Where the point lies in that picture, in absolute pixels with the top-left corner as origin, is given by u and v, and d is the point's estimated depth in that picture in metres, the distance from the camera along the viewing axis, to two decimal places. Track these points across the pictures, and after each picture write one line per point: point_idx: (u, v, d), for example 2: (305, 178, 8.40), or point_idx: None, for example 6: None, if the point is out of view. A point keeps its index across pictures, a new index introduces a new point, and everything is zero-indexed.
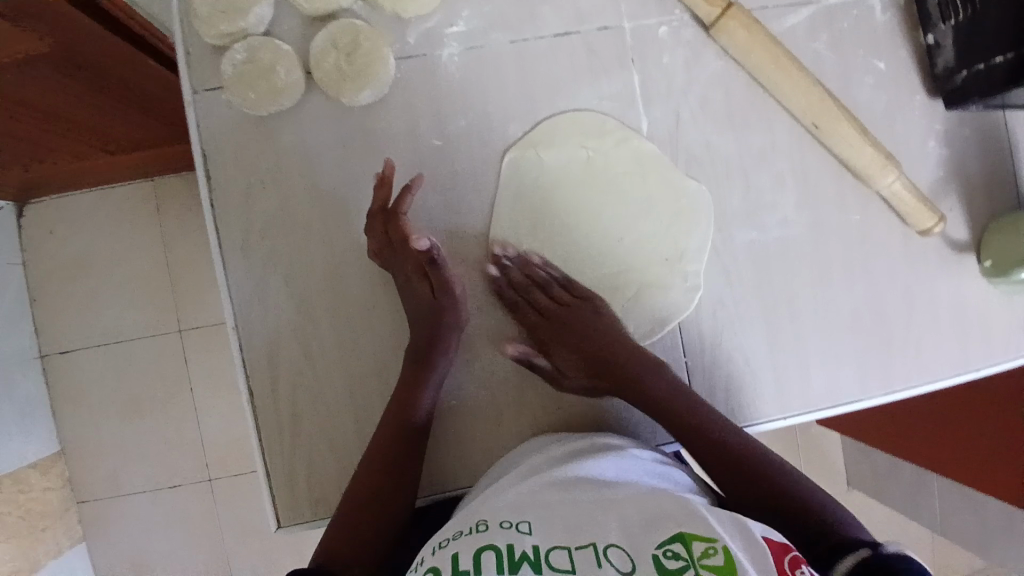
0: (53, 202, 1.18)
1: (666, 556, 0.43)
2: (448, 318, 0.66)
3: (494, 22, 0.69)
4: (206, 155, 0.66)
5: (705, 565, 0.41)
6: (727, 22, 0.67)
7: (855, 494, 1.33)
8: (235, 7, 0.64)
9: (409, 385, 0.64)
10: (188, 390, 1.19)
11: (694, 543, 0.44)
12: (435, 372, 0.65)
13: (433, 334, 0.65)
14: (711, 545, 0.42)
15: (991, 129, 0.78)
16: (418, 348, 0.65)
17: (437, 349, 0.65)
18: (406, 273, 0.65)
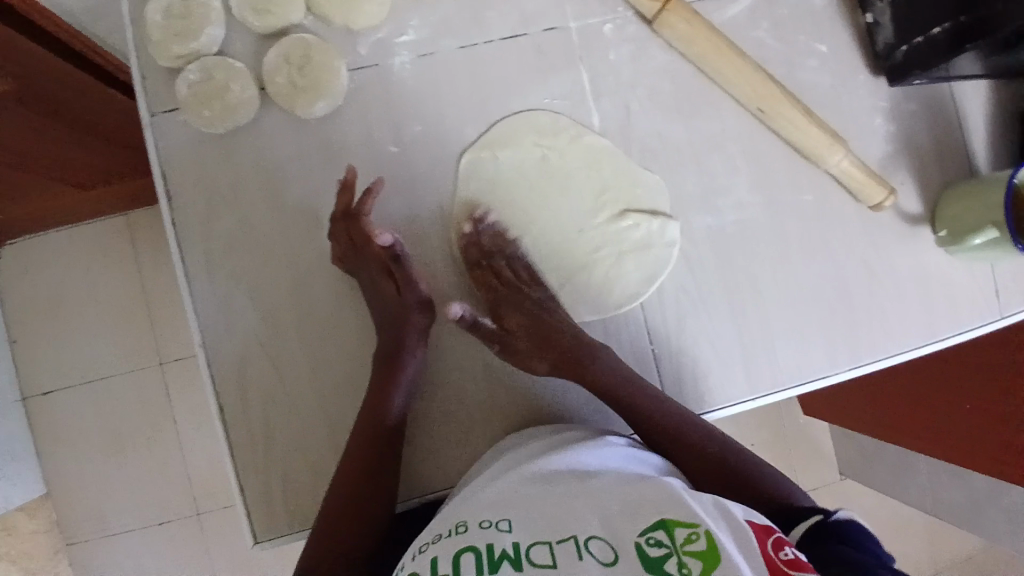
0: (27, 242, 1.21)
1: (649, 544, 0.44)
2: (413, 317, 0.66)
3: (443, 29, 0.70)
4: (167, 176, 0.67)
5: (689, 551, 0.42)
6: (669, 15, 0.70)
7: (848, 481, 1.33)
8: (187, 30, 0.64)
9: (380, 387, 0.64)
10: (172, 424, 1.22)
11: (676, 530, 0.45)
12: (406, 370, 0.65)
13: (400, 335, 0.65)
14: (695, 532, 0.44)
15: (937, 102, 0.81)
16: (387, 349, 0.65)
17: (406, 348, 0.65)
18: (372, 273, 0.66)
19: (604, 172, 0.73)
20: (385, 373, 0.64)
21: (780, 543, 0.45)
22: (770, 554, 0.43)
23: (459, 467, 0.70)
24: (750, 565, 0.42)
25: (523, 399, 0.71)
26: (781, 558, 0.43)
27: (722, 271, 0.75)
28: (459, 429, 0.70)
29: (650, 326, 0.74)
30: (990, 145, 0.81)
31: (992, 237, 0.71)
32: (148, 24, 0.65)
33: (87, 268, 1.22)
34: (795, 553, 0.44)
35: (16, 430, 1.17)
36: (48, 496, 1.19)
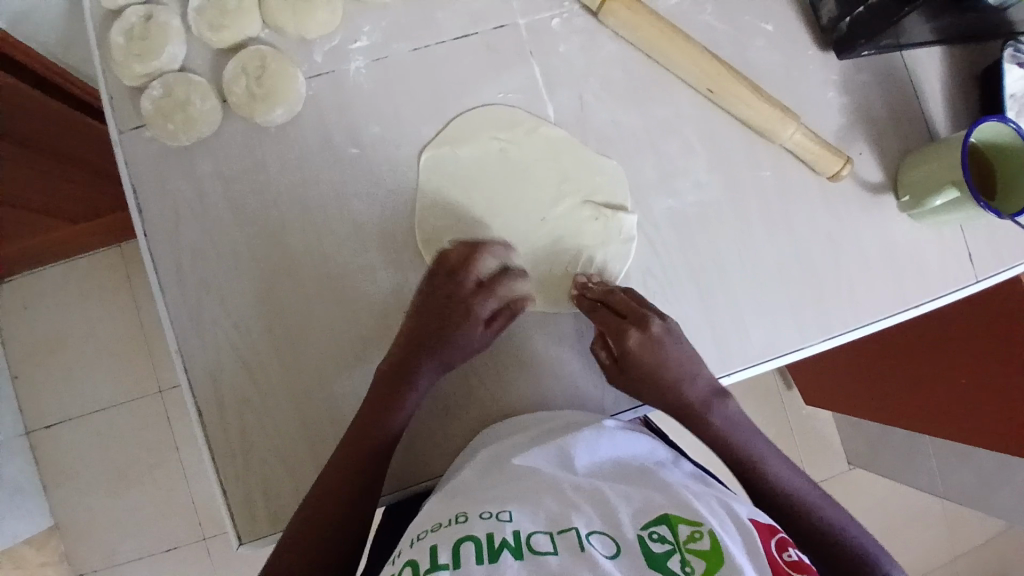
0: (23, 279, 1.24)
1: (652, 538, 0.46)
2: (450, 337, 0.68)
3: (395, 34, 0.73)
4: (137, 190, 0.69)
5: (692, 549, 0.44)
6: (611, 5, 0.73)
7: (855, 469, 1.30)
8: (148, 49, 0.67)
9: (381, 401, 0.65)
10: (175, 453, 1.26)
11: (678, 526, 0.47)
12: (415, 392, 0.66)
13: (424, 353, 0.67)
14: (698, 531, 0.46)
15: (890, 71, 0.82)
16: (401, 366, 0.66)
17: (421, 368, 0.67)
18: (434, 278, 0.69)
19: (561, 164, 0.75)
20: (391, 388, 0.65)
21: (784, 543, 0.48)
22: (772, 553, 0.46)
23: (437, 461, 0.71)
24: (752, 563, 0.44)
25: (496, 391, 0.72)
26: (783, 558, 0.46)
27: (685, 251, 0.76)
28: (435, 424, 0.71)
29: None
30: (947, 108, 0.82)
31: (953, 197, 0.72)
32: (113, 48, 0.68)
33: (83, 301, 1.26)
34: (797, 555, 0.47)
35: (21, 464, 1.20)
36: (56, 528, 1.22)
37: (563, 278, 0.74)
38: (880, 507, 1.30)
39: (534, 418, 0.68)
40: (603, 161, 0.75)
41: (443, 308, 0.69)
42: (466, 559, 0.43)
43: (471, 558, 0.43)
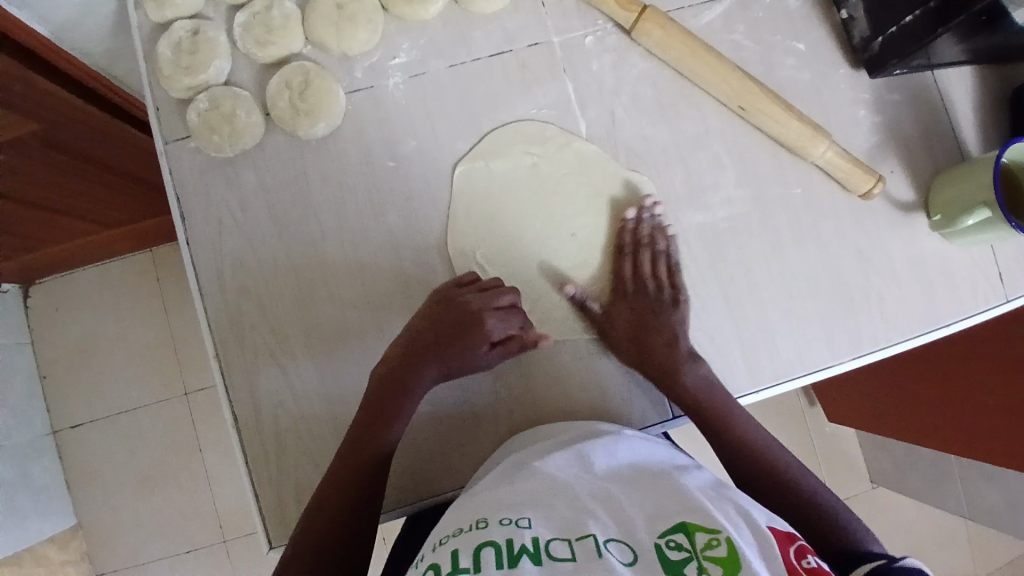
0: (57, 282, 1.28)
1: (669, 546, 0.45)
2: (444, 353, 0.68)
3: (432, 51, 0.75)
4: (180, 197, 0.71)
5: (708, 555, 0.43)
6: (644, 24, 0.74)
7: (880, 491, 1.28)
8: (196, 63, 0.70)
9: (387, 417, 0.64)
10: (199, 457, 1.28)
11: (696, 534, 0.46)
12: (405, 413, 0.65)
13: (415, 370, 0.66)
14: (715, 538, 0.46)
15: (921, 90, 0.82)
16: (389, 386, 0.65)
17: (411, 390, 0.66)
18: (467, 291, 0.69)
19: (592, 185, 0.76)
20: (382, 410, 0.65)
21: (802, 550, 0.48)
22: (789, 559, 0.45)
23: (464, 469, 0.71)
24: (769, 568, 0.43)
25: (524, 401, 0.73)
26: (800, 564, 0.45)
27: (715, 265, 0.76)
28: (462, 434, 0.72)
29: None
30: (979, 128, 0.82)
31: (985, 217, 0.72)
32: (161, 60, 0.71)
33: (115, 306, 1.29)
34: (816, 562, 0.46)
35: (48, 464, 1.23)
36: (78, 527, 1.24)
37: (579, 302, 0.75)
38: (906, 531, 1.27)
39: (562, 428, 0.68)
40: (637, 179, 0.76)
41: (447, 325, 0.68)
42: (486, 564, 0.44)
43: (490, 565, 0.44)
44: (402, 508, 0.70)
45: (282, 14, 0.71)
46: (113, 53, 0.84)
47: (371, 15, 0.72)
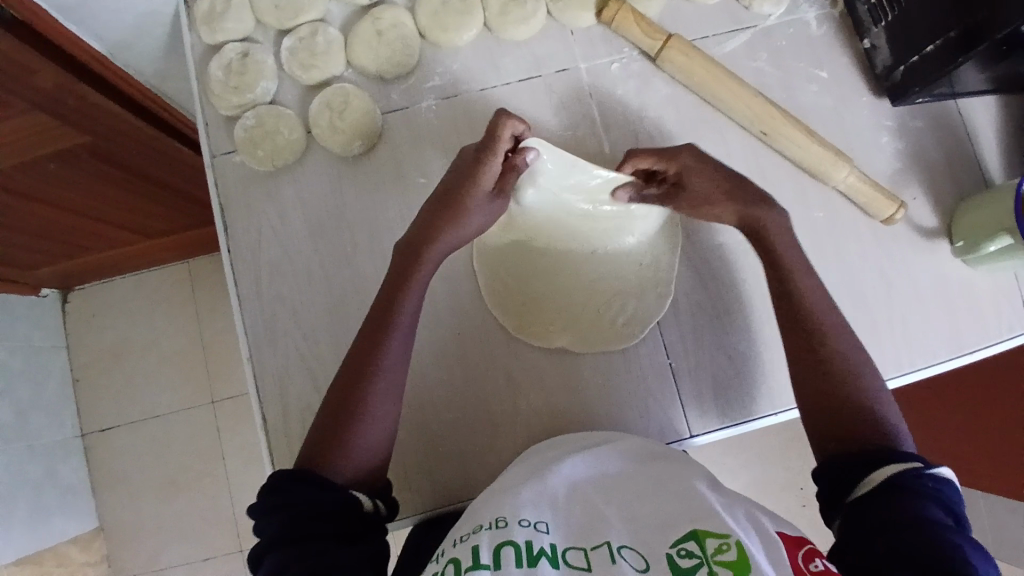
0: (96, 288, 1.34)
1: (681, 555, 0.48)
2: (410, 284, 0.64)
3: (465, 75, 0.79)
4: (223, 207, 0.75)
5: (719, 560, 0.46)
6: (669, 51, 0.77)
7: None
8: (244, 83, 0.75)
9: (398, 281, 0.64)
10: (222, 464, 1.31)
11: (707, 540, 0.48)
12: (384, 400, 0.60)
13: (376, 347, 0.61)
14: (726, 543, 0.48)
15: (944, 117, 0.83)
16: (356, 373, 0.60)
17: (378, 363, 0.60)
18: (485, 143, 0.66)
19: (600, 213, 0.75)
20: (350, 404, 0.59)
21: (811, 555, 0.48)
22: (797, 564, 0.47)
23: (483, 478, 0.73)
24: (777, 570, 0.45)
25: (543, 412, 0.75)
26: (809, 569, 0.46)
27: (736, 285, 0.78)
28: (483, 443, 0.73)
29: (667, 341, 0.77)
30: (1003, 156, 0.83)
31: (1008, 244, 0.72)
32: (211, 79, 0.76)
33: (150, 313, 1.34)
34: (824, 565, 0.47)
35: (75, 465, 1.27)
36: (100, 529, 1.28)
37: (595, 318, 0.77)
38: None
39: (581, 437, 0.70)
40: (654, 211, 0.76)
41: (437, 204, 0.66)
42: (506, 561, 0.46)
43: (511, 562, 0.46)
44: (422, 513, 0.72)
45: (326, 40, 0.76)
46: (162, 72, 0.89)
47: (408, 41, 0.76)
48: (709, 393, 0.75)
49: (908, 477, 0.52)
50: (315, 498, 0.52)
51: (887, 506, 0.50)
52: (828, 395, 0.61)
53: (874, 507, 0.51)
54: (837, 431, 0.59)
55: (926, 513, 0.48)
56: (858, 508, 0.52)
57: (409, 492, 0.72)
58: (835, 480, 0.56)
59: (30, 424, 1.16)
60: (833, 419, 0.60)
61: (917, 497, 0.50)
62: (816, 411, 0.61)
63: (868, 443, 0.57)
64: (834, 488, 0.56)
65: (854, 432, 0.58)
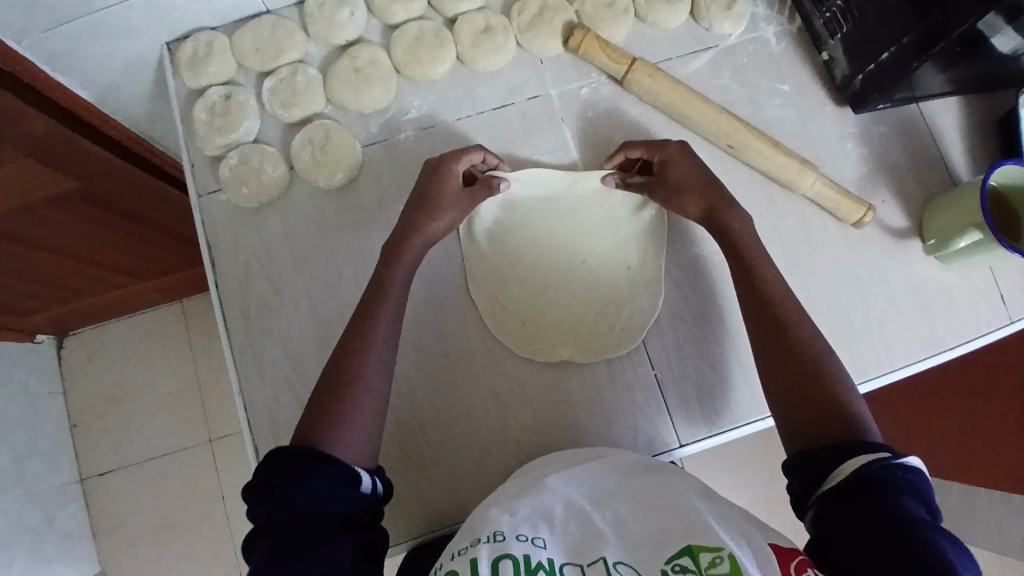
0: (90, 332, 1.35)
1: (675, 570, 0.49)
2: (392, 291, 0.67)
3: (441, 106, 0.82)
4: (211, 244, 0.78)
5: (713, 573, 0.47)
6: (635, 74, 0.80)
7: None
8: (228, 124, 0.78)
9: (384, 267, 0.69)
10: (222, 502, 1.30)
11: (701, 555, 0.49)
12: (368, 401, 0.61)
13: (363, 329, 0.65)
14: (719, 556, 0.49)
15: (905, 123, 0.86)
16: (342, 374, 0.62)
17: (362, 367, 0.62)
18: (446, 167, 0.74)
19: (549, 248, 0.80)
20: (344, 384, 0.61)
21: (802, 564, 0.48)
22: (791, 574, 0.47)
23: (477, 499, 0.73)
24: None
25: (531, 429, 0.75)
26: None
27: (715, 294, 0.79)
28: (475, 462, 0.74)
29: (651, 353, 0.78)
30: (966, 156, 0.86)
31: (976, 239, 0.74)
32: (197, 123, 0.79)
33: (146, 354, 1.35)
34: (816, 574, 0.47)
35: (73, 511, 1.26)
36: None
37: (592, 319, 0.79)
38: None
39: (569, 452, 0.71)
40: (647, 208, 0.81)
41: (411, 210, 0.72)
42: (504, 573, 0.47)
43: (508, 574, 0.47)
44: (417, 537, 0.72)
45: (306, 79, 0.79)
46: (150, 118, 0.92)
47: (384, 76, 0.80)
48: (695, 402, 0.76)
49: (876, 468, 0.51)
50: (281, 498, 0.51)
51: (863, 501, 0.49)
52: (792, 386, 0.62)
53: (845, 502, 0.50)
54: (809, 419, 0.60)
55: (899, 510, 0.48)
56: (831, 503, 0.51)
57: (404, 517, 0.73)
58: (807, 473, 0.56)
59: (28, 470, 1.16)
60: (803, 409, 0.60)
61: (889, 492, 0.49)
62: (784, 401, 0.62)
63: (835, 435, 0.57)
64: (806, 480, 0.56)
65: (822, 422, 0.59)
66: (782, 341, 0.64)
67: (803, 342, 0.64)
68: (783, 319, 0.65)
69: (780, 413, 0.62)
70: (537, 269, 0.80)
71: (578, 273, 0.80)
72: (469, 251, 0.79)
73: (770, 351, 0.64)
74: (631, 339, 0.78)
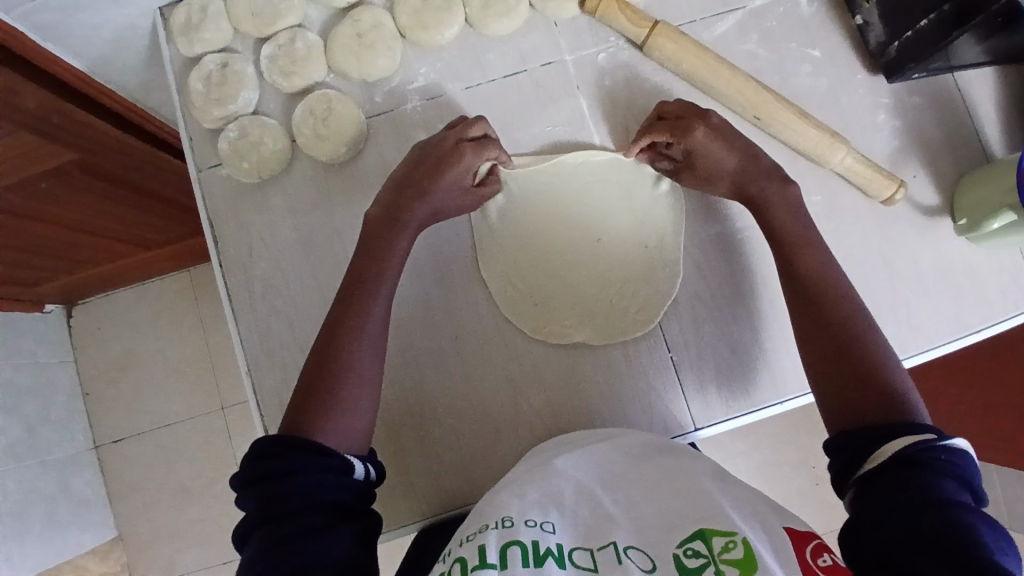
0: (98, 302, 1.34)
1: (687, 554, 0.48)
2: (380, 279, 0.65)
3: (449, 74, 0.78)
4: (213, 221, 0.75)
5: (726, 559, 0.46)
6: (656, 39, 0.75)
7: None
8: (225, 94, 0.74)
9: (371, 251, 0.66)
10: (233, 471, 1.32)
11: (713, 539, 0.48)
12: (357, 394, 0.60)
13: (355, 316, 0.63)
14: (732, 541, 0.48)
15: (943, 92, 0.81)
16: (332, 363, 0.60)
17: (353, 357, 0.61)
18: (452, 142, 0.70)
19: (563, 223, 0.77)
20: (337, 372, 0.60)
21: (818, 551, 0.48)
22: (805, 560, 0.47)
23: (488, 480, 0.73)
24: (785, 569, 0.45)
25: (543, 411, 0.74)
26: (817, 564, 0.47)
27: (736, 274, 0.76)
28: (486, 444, 0.73)
29: (667, 335, 0.76)
30: (1005, 128, 0.81)
31: (1010, 220, 0.70)
32: (193, 93, 0.75)
33: (154, 325, 1.34)
34: (832, 560, 0.47)
35: (89, 478, 1.28)
36: (119, 539, 1.29)
37: (607, 299, 0.76)
38: None
39: (583, 433, 0.69)
40: (664, 180, 0.78)
41: (396, 194, 0.69)
42: (513, 561, 0.46)
43: (517, 562, 0.46)
44: (429, 517, 0.72)
45: (306, 45, 0.75)
46: (146, 84, 0.88)
47: (389, 40, 0.75)
48: (711, 385, 0.75)
49: (917, 450, 0.50)
50: (276, 489, 0.50)
51: (901, 483, 0.48)
52: (834, 366, 0.60)
53: (883, 485, 0.49)
54: (851, 399, 0.58)
55: (943, 493, 0.46)
56: (870, 486, 0.50)
57: (416, 497, 0.72)
58: (845, 452, 0.55)
59: (41, 439, 1.18)
60: (845, 391, 0.59)
61: (930, 475, 0.48)
62: (824, 380, 0.60)
63: (876, 416, 0.56)
64: (845, 461, 0.55)
65: (864, 403, 0.57)
66: (826, 322, 0.62)
67: (845, 324, 0.61)
68: (826, 299, 0.63)
69: (821, 396, 0.61)
70: (549, 248, 0.77)
71: (595, 249, 0.77)
72: (484, 229, 0.77)
73: (812, 333, 0.63)
74: (646, 318, 0.76)
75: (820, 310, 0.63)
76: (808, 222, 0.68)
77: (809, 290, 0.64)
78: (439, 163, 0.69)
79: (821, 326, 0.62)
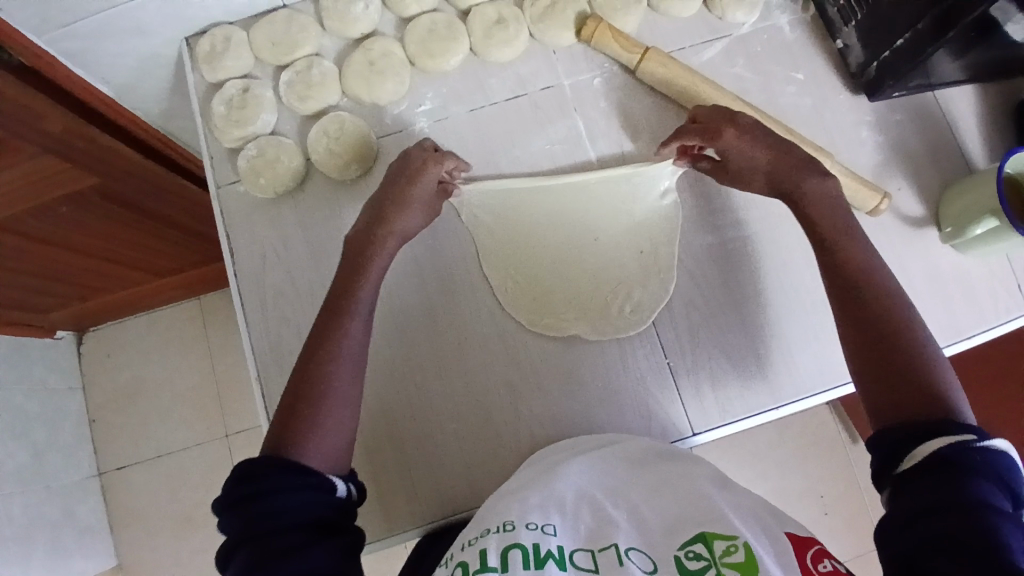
0: (109, 328, 1.37)
1: (689, 557, 0.49)
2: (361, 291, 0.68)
3: (453, 98, 0.83)
4: (229, 233, 0.79)
5: (727, 562, 0.47)
6: (648, 63, 0.81)
7: None
8: (246, 116, 0.79)
9: (352, 273, 0.69)
10: None
11: (714, 542, 0.49)
12: (339, 410, 0.62)
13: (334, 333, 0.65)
14: (733, 545, 0.49)
15: (922, 108, 0.85)
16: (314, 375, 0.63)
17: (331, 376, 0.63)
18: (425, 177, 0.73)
19: (561, 232, 0.81)
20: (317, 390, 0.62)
21: (818, 555, 0.49)
22: (805, 563, 0.48)
23: (491, 488, 0.74)
24: (785, 572, 0.46)
25: (545, 417, 0.76)
26: (817, 569, 0.48)
27: (729, 280, 0.79)
28: (489, 451, 0.74)
29: (664, 341, 0.78)
30: (985, 141, 0.85)
31: (993, 226, 0.73)
32: (214, 115, 0.80)
33: (165, 349, 1.37)
34: (832, 564, 0.48)
35: (93, 504, 1.28)
36: (119, 567, 1.28)
37: (604, 307, 0.79)
38: None
39: (579, 439, 0.71)
40: (670, 194, 0.81)
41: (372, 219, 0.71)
42: (514, 564, 0.46)
43: (517, 565, 0.46)
44: (430, 524, 0.73)
45: (321, 72, 0.80)
46: (167, 114, 0.94)
47: (399, 68, 0.81)
48: (708, 390, 0.76)
49: (952, 452, 0.50)
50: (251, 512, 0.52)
51: (936, 483, 0.49)
52: (876, 366, 0.61)
53: (917, 486, 0.50)
54: (893, 398, 0.58)
55: (978, 498, 0.47)
56: (905, 485, 0.51)
57: (418, 504, 0.73)
58: (886, 449, 0.55)
59: (48, 464, 1.19)
60: (889, 390, 0.59)
61: (964, 477, 0.48)
62: (868, 379, 0.61)
63: (922, 412, 0.56)
64: (883, 457, 0.55)
65: (908, 399, 0.58)
66: (869, 320, 0.63)
67: (889, 321, 0.62)
68: (870, 297, 0.64)
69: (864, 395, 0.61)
70: (548, 257, 0.80)
71: (593, 258, 0.80)
72: (483, 238, 0.80)
73: (854, 330, 0.64)
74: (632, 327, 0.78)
75: (867, 306, 0.63)
76: (852, 219, 0.69)
77: (855, 287, 0.65)
78: (394, 181, 0.73)
79: (866, 322, 0.63)
